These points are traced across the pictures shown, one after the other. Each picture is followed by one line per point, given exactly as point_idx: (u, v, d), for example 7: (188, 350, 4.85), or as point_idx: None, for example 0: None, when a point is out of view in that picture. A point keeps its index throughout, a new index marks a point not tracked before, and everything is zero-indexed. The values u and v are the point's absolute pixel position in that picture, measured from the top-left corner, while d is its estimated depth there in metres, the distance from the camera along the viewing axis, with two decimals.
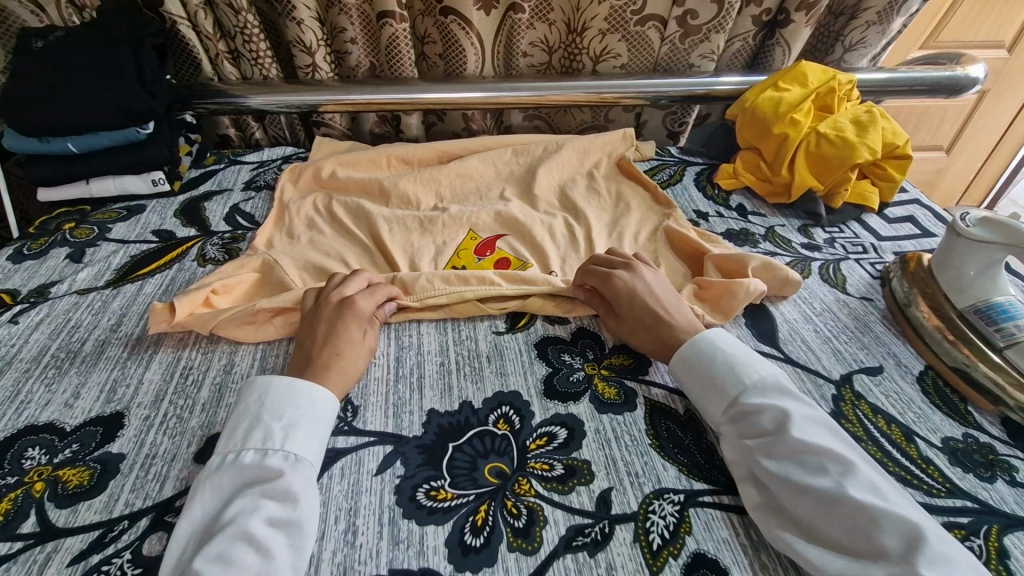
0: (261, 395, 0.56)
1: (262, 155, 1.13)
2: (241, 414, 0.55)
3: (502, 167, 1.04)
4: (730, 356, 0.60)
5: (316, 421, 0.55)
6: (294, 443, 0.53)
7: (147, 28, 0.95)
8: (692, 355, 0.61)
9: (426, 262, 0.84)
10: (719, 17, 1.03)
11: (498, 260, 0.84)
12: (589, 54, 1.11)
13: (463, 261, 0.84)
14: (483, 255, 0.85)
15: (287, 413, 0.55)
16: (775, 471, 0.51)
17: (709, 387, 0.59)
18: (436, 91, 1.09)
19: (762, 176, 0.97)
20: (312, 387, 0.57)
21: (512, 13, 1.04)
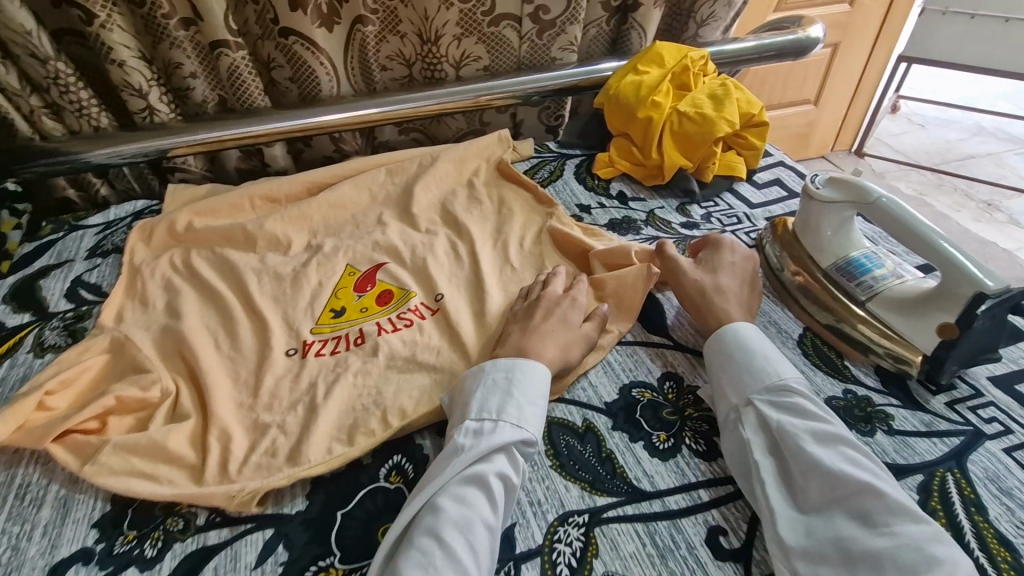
0: (512, 376, 0.57)
1: (108, 214, 1.01)
2: (489, 390, 0.57)
3: (377, 190, 0.98)
4: (765, 353, 0.61)
5: (515, 392, 0.56)
6: (507, 420, 0.54)
7: None
8: (735, 345, 0.62)
9: (302, 307, 0.77)
10: (570, 8, 1.03)
11: (380, 293, 0.79)
12: (448, 60, 1.07)
13: (342, 300, 0.78)
14: (363, 290, 0.80)
15: (528, 391, 0.57)
16: (808, 455, 0.52)
17: (740, 373, 0.60)
18: (293, 119, 1.02)
19: (635, 161, 0.98)
20: (534, 365, 0.59)
21: (360, 27, 1.00)
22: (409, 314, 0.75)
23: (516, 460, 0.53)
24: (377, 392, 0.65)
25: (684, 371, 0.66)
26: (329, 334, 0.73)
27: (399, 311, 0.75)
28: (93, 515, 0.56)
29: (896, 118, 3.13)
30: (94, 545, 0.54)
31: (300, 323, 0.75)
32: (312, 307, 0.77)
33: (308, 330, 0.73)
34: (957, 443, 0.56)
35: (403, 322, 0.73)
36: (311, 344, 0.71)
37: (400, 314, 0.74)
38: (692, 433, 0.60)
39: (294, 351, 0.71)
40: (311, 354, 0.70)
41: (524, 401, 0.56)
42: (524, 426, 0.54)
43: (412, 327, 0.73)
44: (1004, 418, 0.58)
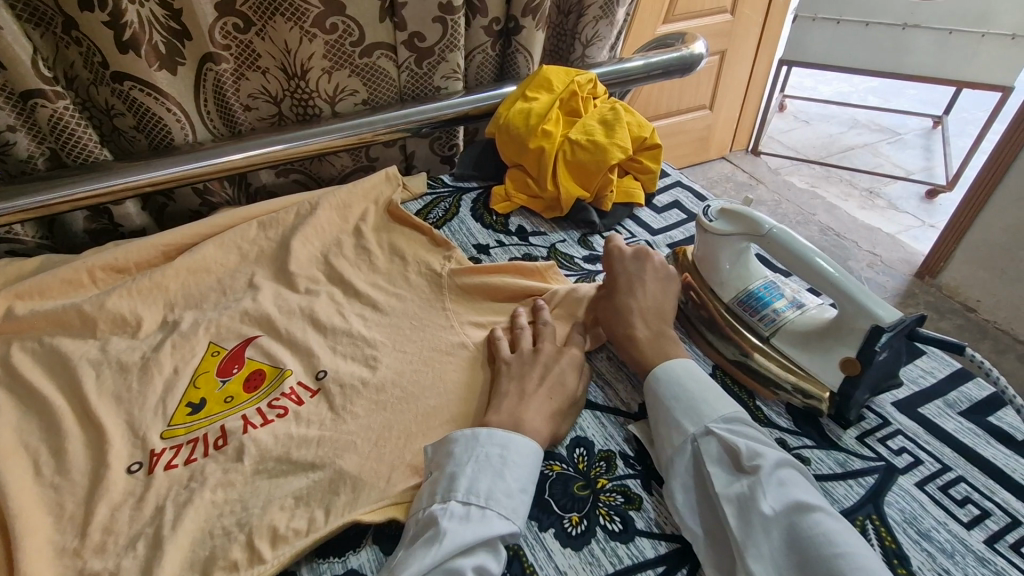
0: (508, 456, 0.54)
1: None
2: (482, 469, 0.53)
3: (248, 247, 0.86)
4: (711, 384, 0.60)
5: (506, 474, 0.53)
6: (495, 504, 0.51)
7: None
8: (683, 372, 0.60)
9: (152, 406, 0.64)
10: (447, 35, 0.96)
11: (248, 376, 0.68)
12: (321, 96, 0.98)
13: (202, 391, 0.66)
14: (229, 374, 0.68)
15: (521, 477, 0.53)
16: (769, 481, 0.50)
17: (688, 404, 0.58)
18: (139, 172, 0.87)
19: (532, 193, 0.93)
20: (532, 444, 0.55)
21: (211, 64, 0.88)
22: (283, 400, 0.64)
23: (498, 552, 0.49)
24: (242, 509, 0.55)
25: (596, 433, 0.62)
26: (182, 438, 0.61)
27: (271, 397, 0.65)
28: None
29: (784, 115, 3.34)
30: None
31: (146, 428, 0.62)
32: (164, 405, 0.65)
33: (157, 436, 0.61)
34: (872, 482, 0.53)
35: (275, 412, 0.63)
36: (160, 454, 0.59)
37: (272, 401, 0.64)
38: (606, 511, 0.55)
39: (139, 466, 0.58)
40: (159, 468, 0.58)
41: (515, 484, 0.53)
42: (513, 515, 0.51)
43: (286, 416, 0.63)
44: (913, 448, 0.56)
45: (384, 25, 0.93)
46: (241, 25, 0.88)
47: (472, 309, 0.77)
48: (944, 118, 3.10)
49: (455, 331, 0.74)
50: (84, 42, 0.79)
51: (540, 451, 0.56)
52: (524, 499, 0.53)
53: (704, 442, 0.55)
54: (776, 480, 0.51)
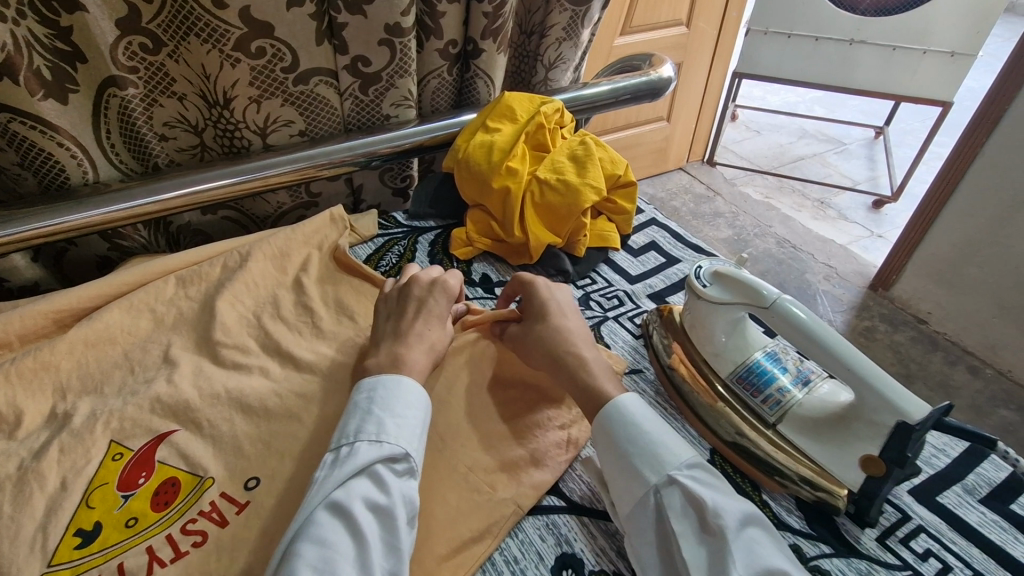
0: (373, 393, 0.54)
1: None
2: (350, 414, 0.53)
3: (163, 310, 0.73)
4: (666, 426, 0.55)
5: (384, 407, 0.53)
6: (385, 436, 0.51)
7: None
8: (636, 416, 0.54)
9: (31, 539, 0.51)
10: (397, 60, 0.86)
11: (156, 488, 0.56)
12: (249, 127, 0.85)
13: (96, 511, 0.54)
14: (132, 487, 0.56)
15: (391, 408, 0.53)
16: (737, 543, 0.46)
17: (650, 452, 0.52)
18: (21, 224, 0.71)
19: (497, 237, 0.83)
20: (400, 379, 0.56)
21: (116, 90, 0.75)
22: (202, 521, 0.54)
23: (382, 480, 0.49)
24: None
25: (585, 548, 0.53)
26: None
27: (184, 519, 0.54)
28: None
29: (735, 125, 3.37)
30: None
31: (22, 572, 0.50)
32: (45, 534, 0.52)
33: None
34: None
35: (190, 539, 0.53)
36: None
37: (187, 525, 0.54)
38: None
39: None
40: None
41: (381, 412, 0.53)
42: (382, 440, 0.51)
43: (204, 545, 0.53)
44: (939, 549, 0.51)
45: (323, 48, 0.81)
46: (149, 45, 0.74)
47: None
48: (885, 129, 3.20)
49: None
50: None
51: (421, 390, 0.56)
52: (408, 426, 0.53)
53: (668, 494, 0.50)
54: (744, 544, 0.46)
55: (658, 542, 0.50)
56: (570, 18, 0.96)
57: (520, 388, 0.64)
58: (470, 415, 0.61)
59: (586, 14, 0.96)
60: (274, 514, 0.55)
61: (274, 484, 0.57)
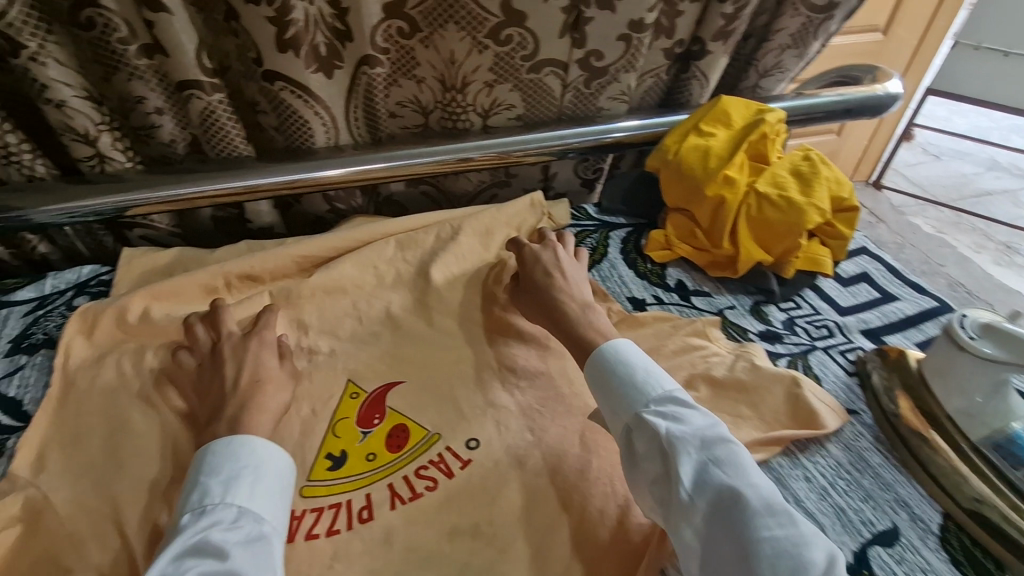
0: (262, 450, 0.53)
1: (44, 286, 0.79)
2: (191, 487, 0.50)
3: (384, 267, 0.79)
4: (637, 377, 0.57)
5: (261, 470, 0.51)
6: (235, 499, 0.48)
7: None
8: (612, 367, 0.58)
9: (288, 453, 0.60)
10: (627, 55, 0.87)
11: (391, 430, 0.62)
12: (476, 109, 0.89)
13: (342, 441, 0.61)
14: (370, 425, 0.62)
15: (279, 471, 0.53)
16: (688, 469, 0.49)
17: (639, 385, 0.56)
18: (277, 174, 0.82)
19: (699, 246, 0.81)
20: (247, 440, 0.53)
21: (366, 68, 0.79)
22: (431, 469, 0.59)
23: (208, 552, 0.44)
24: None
25: None
26: (324, 498, 0.57)
27: (417, 464, 0.59)
28: None
29: (910, 145, 3.01)
30: None
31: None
32: (301, 451, 0.60)
33: (296, 491, 0.57)
34: None
35: (423, 484, 0.58)
36: (299, 518, 0.55)
37: (419, 470, 0.59)
38: None
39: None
40: (298, 536, 0.54)
41: (240, 470, 0.50)
42: (246, 497, 0.49)
43: (435, 491, 0.57)
44: None
45: (563, 40, 0.83)
46: (406, 29, 0.79)
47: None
48: None
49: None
50: (243, 34, 0.73)
51: (284, 452, 0.54)
52: (268, 495, 0.50)
53: (636, 430, 0.54)
54: (700, 479, 0.49)
55: (638, 479, 0.53)
56: (803, 23, 0.90)
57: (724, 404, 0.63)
58: None
59: (821, 22, 0.90)
60: (491, 478, 0.58)
61: (491, 447, 0.60)
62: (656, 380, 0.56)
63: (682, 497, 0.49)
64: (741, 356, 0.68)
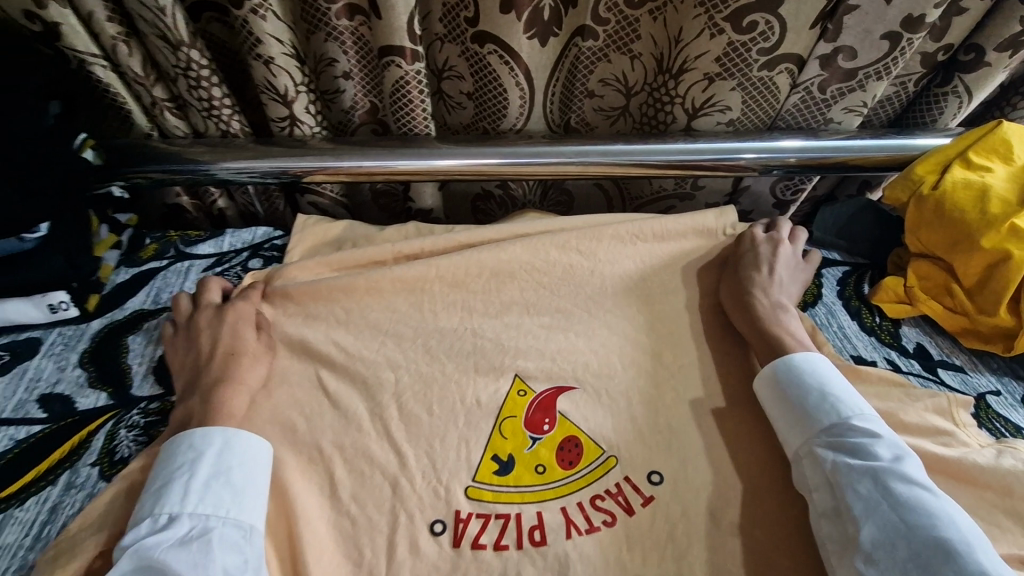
0: (204, 444, 0.51)
1: (223, 244, 0.80)
2: (155, 479, 0.49)
3: (552, 263, 0.73)
4: (814, 395, 0.55)
5: (197, 469, 0.49)
6: (203, 502, 0.47)
7: (53, 66, 0.65)
8: (782, 381, 0.57)
9: (453, 451, 0.55)
10: (887, 59, 0.71)
11: (562, 442, 0.56)
12: (683, 103, 0.77)
13: (510, 445, 0.56)
14: (539, 431, 0.57)
15: (228, 459, 0.50)
16: (863, 499, 0.47)
17: (836, 397, 0.55)
18: (464, 158, 0.76)
19: (955, 306, 0.66)
20: (207, 432, 0.52)
21: (579, 40, 0.74)
22: (608, 500, 0.52)
23: (187, 555, 0.44)
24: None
25: None
26: (490, 507, 0.51)
27: (592, 492, 0.53)
28: None
29: None
30: None
31: (451, 477, 0.53)
32: (467, 446, 0.55)
33: (461, 491, 0.52)
34: None
35: (599, 517, 0.51)
36: (465, 522, 0.50)
37: (595, 499, 0.52)
38: None
39: (443, 528, 0.50)
40: (464, 542, 0.49)
41: (160, 481, 0.48)
42: (194, 502, 0.47)
43: (614, 526, 0.51)
44: None
45: (812, 32, 0.69)
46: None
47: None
48: None
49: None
50: None
51: (256, 436, 0.53)
52: (222, 487, 0.48)
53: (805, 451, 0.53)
54: (867, 506, 0.47)
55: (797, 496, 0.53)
56: None
57: (989, 514, 0.50)
58: None
59: None
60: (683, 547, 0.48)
61: (675, 489, 0.53)
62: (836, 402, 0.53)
63: (851, 526, 0.47)
64: (1005, 451, 0.52)
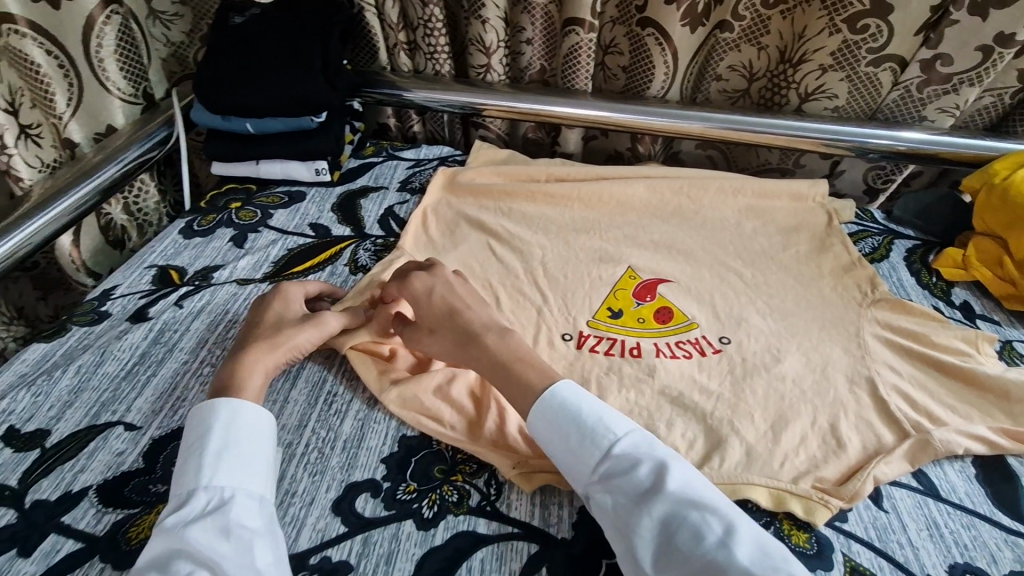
0: (212, 420, 0.54)
1: (420, 153, 1.08)
2: (181, 458, 0.53)
3: (666, 199, 0.94)
4: (592, 414, 0.55)
5: (211, 448, 0.52)
6: (220, 477, 0.50)
7: (338, 14, 0.91)
8: (553, 408, 0.56)
9: (581, 299, 0.78)
10: (982, 67, 0.85)
11: (659, 308, 0.77)
12: (799, 88, 0.95)
13: (620, 303, 0.77)
14: (643, 299, 0.78)
15: (235, 434, 0.53)
16: (643, 528, 0.48)
17: (598, 420, 0.54)
18: (611, 111, 0.98)
19: (1004, 275, 0.80)
20: (218, 408, 0.55)
21: (718, 31, 0.94)
22: (689, 345, 0.72)
23: (209, 533, 0.47)
24: (648, 416, 0.63)
25: None
26: (605, 333, 0.73)
27: (677, 338, 0.73)
28: (383, 452, 0.60)
29: None
30: (381, 482, 0.57)
31: (577, 313, 0.76)
32: (591, 299, 0.78)
33: (584, 322, 0.74)
34: None
35: (681, 352, 0.71)
36: (586, 338, 0.72)
37: (679, 341, 0.72)
38: None
39: (569, 337, 0.72)
40: (584, 347, 0.71)
41: (182, 461, 0.52)
42: (210, 477, 0.50)
43: (691, 360, 0.70)
44: None
45: (915, 39, 0.85)
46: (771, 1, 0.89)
47: (884, 347, 0.72)
48: None
49: (863, 363, 0.70)
50: None
51: (260, 408, 0.56)
52: (236, 465, 0.51)
53: (595, 482, 0.52)
54: (665, 526, 0.48)
55: (625, 556, 0.49)
56: None
57: (983, 404, 0.66)
58: (937, 409, 0.65)
59: None
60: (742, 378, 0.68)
61: (741, 348, 0.71)
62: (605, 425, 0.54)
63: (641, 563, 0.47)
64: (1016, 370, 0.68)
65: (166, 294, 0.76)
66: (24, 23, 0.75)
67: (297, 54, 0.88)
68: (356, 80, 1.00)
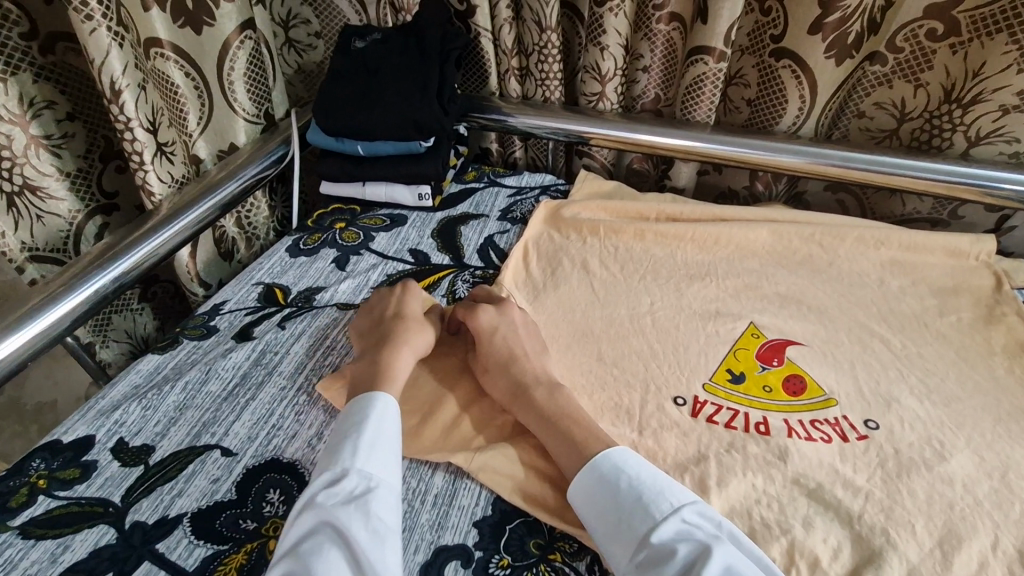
0: (367, 408, 0.56)
1: (522, 180, 1.04)
2: (335, 436, 0.54)
3: (794, 247, 0.84)
4: (640, 487, 0.49)
5: (363, 434, 0.53)
6: (367, 462, 0.51)
7: (456, 41, 0.90)
8: (597, 481, 0.51)
9: (696, 357, 0.70)
10: None
11: (788, 376, 0.67)
12: (966, 130, 0.83)
13: (742, 365, 0.68)
14: (768, 364, 0.68)
15: (385, 429, 0.54)
16: None
17: (639, 497, 0.48)
18: (734, 146, 0.89)
19: None
20: (379, 397, 0.57)
21: (868, 64, 0.84)
22: (826, 425, 0.61)
23: (353, 516, 0.47)
24: (780, 512, 0.54)
25: None
26: (723, 401, 0.64)
27: (810, 415, 0.63)
28: (475, 514, 0.55)
29: None
30: (472, 549, 0.52)
31: (692, 373, 0.68)
32: (707, 358, 0.69)
33: (700, 384, 0.66)
34: None
35: (817, 434, 0.61)
36: (702, 404, 0.64)
37: (814, 420, 0.62)
38: None
39: (683, 402, 0.64)
40: (700, 416, 0.63)
41: (336, 441, 0.53)
42: (362, 459, 0.51)
43: (830, 444, 0.60)
44: None
45: None
46: (938, 31, 0.79)
47: None
48: None
49: None
50: (775, 13, 0.82)
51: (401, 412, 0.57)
52: (383, 456, 0.52)
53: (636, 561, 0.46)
54: None
55: None
56: None
57: None
58: None
59: None
60: (896, 476, 0.57)
61: (892, 436, 0.60)
62: (654, 501, 0.48)
63: None
64: None
65: (270, 314, 0.76)
66: (168, 46, 0.79)
67: (414, 80, 0.87)
68: (465, 105, 0.99)
